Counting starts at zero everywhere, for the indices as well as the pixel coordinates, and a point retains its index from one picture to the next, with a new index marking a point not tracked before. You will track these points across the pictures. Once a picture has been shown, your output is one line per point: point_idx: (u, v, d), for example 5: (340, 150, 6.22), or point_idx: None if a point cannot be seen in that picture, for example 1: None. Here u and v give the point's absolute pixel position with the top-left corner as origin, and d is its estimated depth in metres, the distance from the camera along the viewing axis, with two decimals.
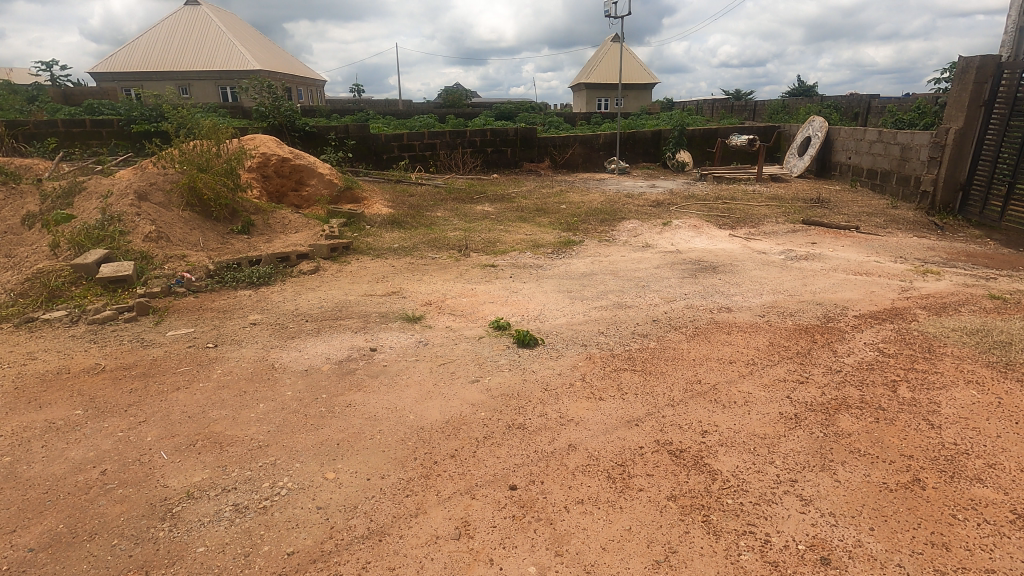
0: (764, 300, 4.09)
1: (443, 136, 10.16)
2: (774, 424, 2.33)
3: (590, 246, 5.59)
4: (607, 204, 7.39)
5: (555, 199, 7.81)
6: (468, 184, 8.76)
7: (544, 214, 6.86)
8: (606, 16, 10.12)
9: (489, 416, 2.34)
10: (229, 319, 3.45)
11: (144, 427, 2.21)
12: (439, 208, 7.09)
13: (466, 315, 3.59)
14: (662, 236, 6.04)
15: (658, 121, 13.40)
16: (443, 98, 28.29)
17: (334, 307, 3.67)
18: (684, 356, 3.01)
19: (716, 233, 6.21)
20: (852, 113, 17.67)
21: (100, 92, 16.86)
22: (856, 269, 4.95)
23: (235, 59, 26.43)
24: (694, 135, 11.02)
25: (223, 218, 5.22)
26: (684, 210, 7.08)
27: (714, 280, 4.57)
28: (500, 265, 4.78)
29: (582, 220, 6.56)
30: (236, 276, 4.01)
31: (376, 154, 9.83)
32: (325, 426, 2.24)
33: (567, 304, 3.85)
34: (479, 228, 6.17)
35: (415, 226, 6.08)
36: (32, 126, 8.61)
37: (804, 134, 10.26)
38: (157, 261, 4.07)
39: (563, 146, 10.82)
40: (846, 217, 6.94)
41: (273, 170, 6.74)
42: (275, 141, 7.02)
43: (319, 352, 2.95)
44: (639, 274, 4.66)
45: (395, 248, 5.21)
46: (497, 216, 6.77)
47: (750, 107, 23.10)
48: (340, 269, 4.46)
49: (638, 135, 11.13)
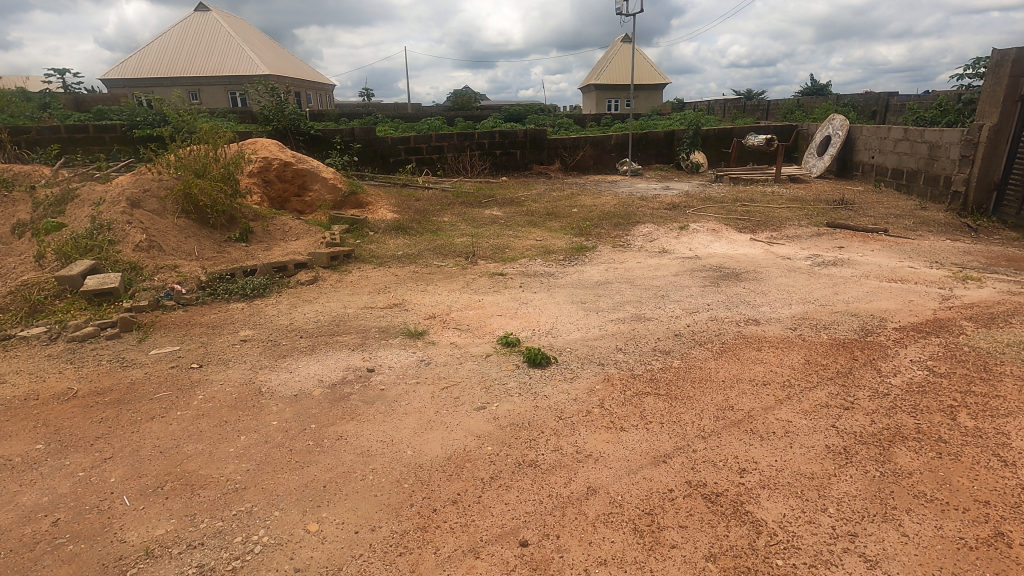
0: (794, 311, 3.79)
1: (451, 139, 9.93)
2: (821, 461, 2.05)
3: (604, 252, 5.31)
4: (620, 207, 7.11)
5: (566, 202, 7.54)
6: (476, 187, 8.52)
7: (555, 218, 6.60)
8: (617, 14, 9.84)
9: (497, 451, 2.07)
10: (218, 335, 3.21)
11: (108, 465, 1.97)
12: (446, 213, 6.85)
13: (473, 330, 3.33)
14: (680, 241, 5.75)
15: (671, 121, 13.08)
16: (452, 101, 28.15)
17: (331, 322, 3.42)
18: (712, 378, 2.72)
19: (737, 237, 5.91)
20: (870, 111, 17.27)
21: (110, 99, 16.88)
22: (890, 276, 4.63)
23: (244, 64, 26.51)
24: (709, 135, 10.70)
25: (220, 226, 5.01)
26: (701, 213, 6.79)
27: (738, 288, 4.28)
28: (509, 273, 4.52)
29: (595, 224, 6.29)
30: (228, 288, 3.77)
31: (382, 157, 9.63)
32: (311, 464, 1.99)
33: (582, 317, 3.57)
34: (487, 234, 5.92)
35: (421, 232, 5.84)
36: (35, 132, 8.51)
37: (824, 133, 9.90)
38: (147, 272, 3.86)
39: (574, 148, 10.54)
40: (874, 219, 6.59)
41: (275, 175, 6.53)
42: (277, 145, 6.81)
43: (312, 374, 2.70)
44: (657, 282, 4.38)
45: (399, 255, 4.96)
46: (507, 221, 6.52)
47: (763, 107, 22.72)
48: (340, 279, 4.22)
49: (651, 136, 10.83)
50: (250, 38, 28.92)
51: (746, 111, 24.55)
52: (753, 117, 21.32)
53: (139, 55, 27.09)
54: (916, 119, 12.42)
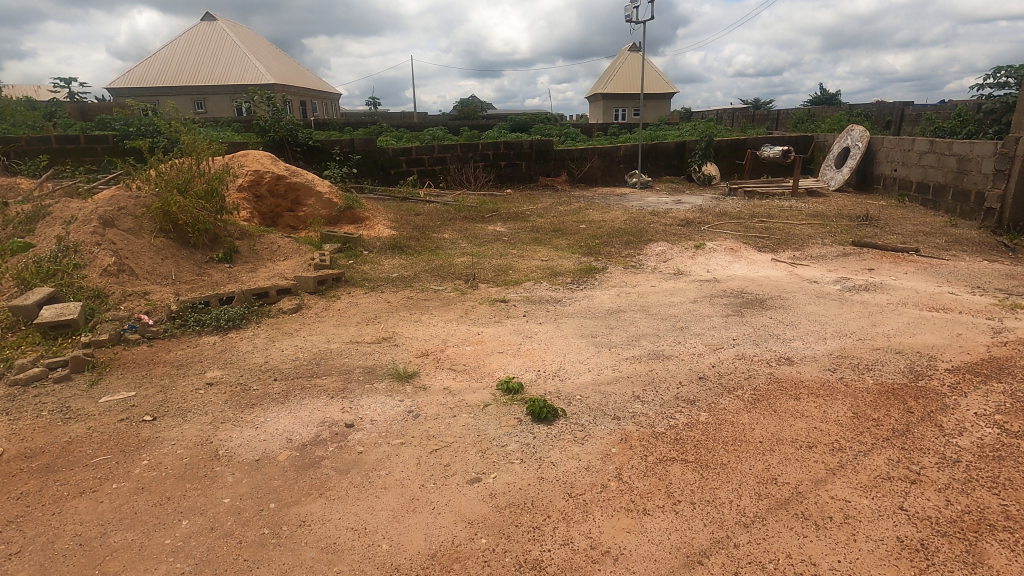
0: (831, 347, 3.39)
1: (454, 150, 9.59)
2: (897, 564, 1.65)
3: (614, 275, 4.93)
4: (631, 223, 6.74)
5: (573, 217, 7.17)
6: (480, 201, 8.18)
7: (562, 235, 6.23)
8: (626, 21, 9.51)
9: (492, 547, 1.68)
10: (182, 377, 2.84)
11: (13, 566, 1.60)
12: (446, 229, 6.49)
13: (470, 371, 2.95)
14: (696, 261, 5.37)
15: (681, 131, 12.70)
16: (458, 110, 27.95)
17: (312, 361, 3.05)
18: (748, 438, 2.32)
19: (757, 257, 5.52)
20: (885, 120, 16.86)
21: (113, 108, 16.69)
22: (929, 303, 4.22)
23: (250, 73, 26.44)
24: (721, 146, 10.32)
25: (202, 246, 4.67)
26: (717, 229, 6.40)
27: (764, 317, 3.88)
28: (512, 300, 4.14)
29: (604, 242, 5.92)
30: (200, 318, 3.41)
31: (382, 169, 9.31)
32: (263, 565, 1.61)
33: (593, 355, 3.18)
34: (490, 253, 5.55)
35: (419, 251, 5.48)
36: (24, 143, 8.23)
37: (842, 144, 9.50)
38: (113, 300, 3.51)
39: (581, 159, 10.19)
40: (902, 237, 6.18)
41: (267, 190, 6.20)
42: (269, 157, 6.48)
43: (281, 431, 2.32)
44: (674, 311, 3.99)
45: (393, 278, 4.60)
46: (511, 238, 6.14)
47: (773, 117, 22.35)
48: (327, 307, 3.86)
49: (661, 147, 10.46)
50: (256, 47, 28.88)
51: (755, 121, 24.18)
52: (763, 127, 20.95)
53: (145, 64, 27.05)
54: (934, 131, 12.00)
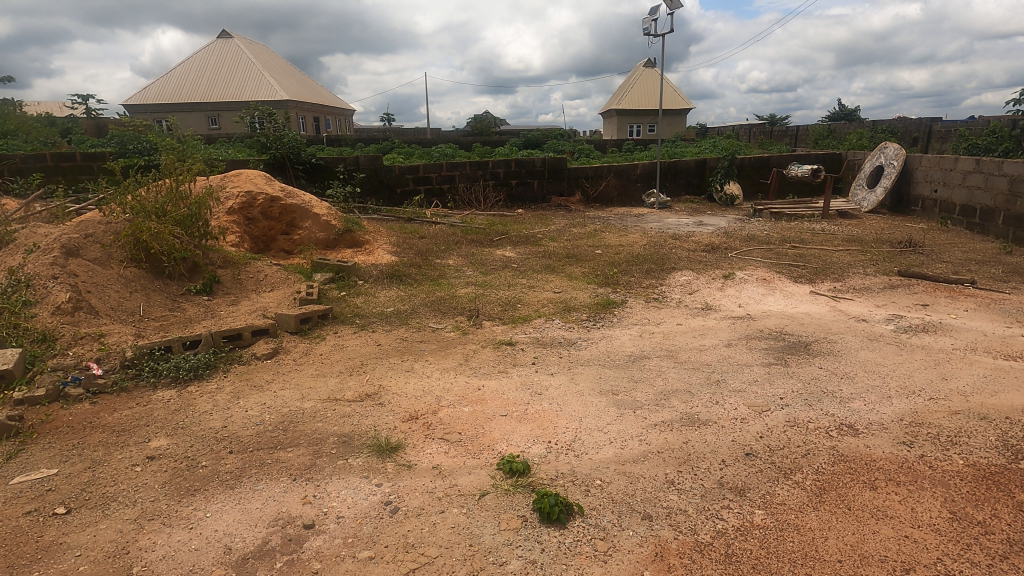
0: (900, 410, 2.83)
1: (463, 168, 9.18)
2: None
3: (635, 311, 4.42)
4: (651, 248, 6.23)
5: (588, 240, 6.69)
6: (489, 223, 7.73)
7: (576, 262, 5.73)
8: (644, 34, 9.10)
9: None
10: (120, 447, 2.36)
11: None
12: (451, 255, 6.03)
13: (466, 441, 2.44)
14: (725, 293, 4.86)
15: (700, 148, 12.21)
16: (472, 126, 27.77)
17: (279, 425, 2.56)
18: (822, 556, 1.78)
19: (793, 290, 4.97)
20: (910, 138, 16.27)
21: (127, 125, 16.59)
22: (1002, 349, 3.66)
23: (264, 89, 26.52)
24: (744, 164, 9.79)
25: (179, 276, 4.24)
26: (746, 256, 5.87)
27: (813, 367, 3.34)
28: (520, 342, 3.64)
29: (622, 270, 5.41)
30: (157, 368, 2.94)
31: (388, 188, 8.91)
32: None
33: (614, 418, 2.67)
34: (497, 282, 5.07)
35: (420, 280, 5.02)
36: (18, 160, 7.94)
37: (874, 162, 8.94)
38: (61, 344, 3.06)
39: (596, 177, 9.72)
40: (952, 266, 5.60)
41: (260, 212, 5.80)
42: (265, 177, 6.09)
43: (219, 536, 1.84)
44: (707, 358, 3.46)
45: (387, 314, 4.14)
46: (520, 265, 5.67)
47: (792, 134, 21.83)
48: (308, 350, 3.39)
49: (680, 165, 9.97)
50: (271, 64, 29.05)
51: (774, 138, 23.64)
52: (782, 144, 20.42)
53: (161, 81, 27.24)
54: (969, 148, 11.40)
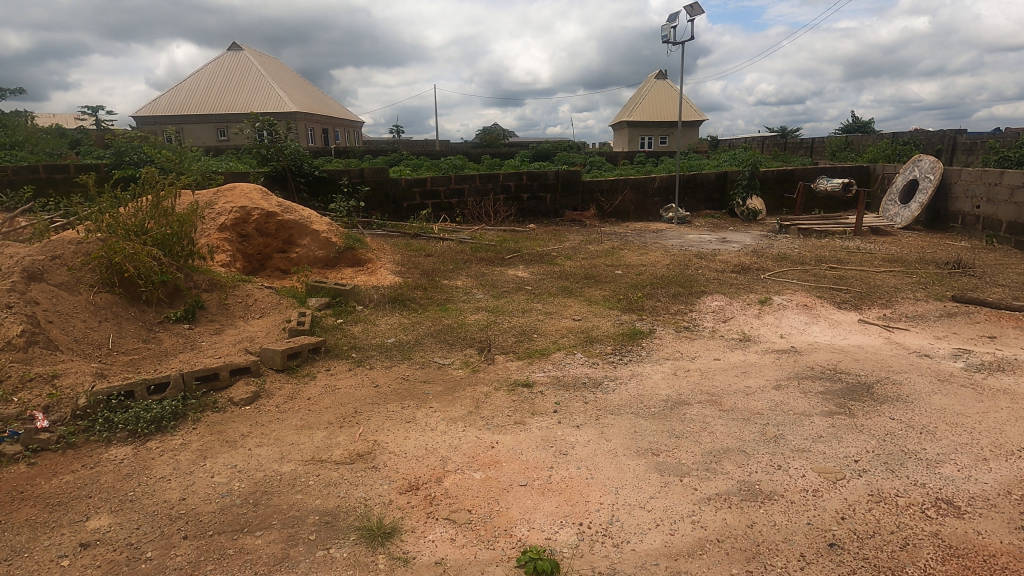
0: (1004, 479, 2.33)
1: (472, 181, 8.77)
2: None
3: (665, 343, 3.95)
4: (676, 268, 5.76)
5: (607, 259, 6.24)
6: (500, 239, 7.31)
7: (596, 284, 5.26)
8: (663, 42, 8.68)
9: None
10: (49, 530, 1.90)
11: None
12: (459, 275, 5.58)
13: (477, 524, 1.96)
14: (763, 323, 4.37)
15: (719, 161, 11.77)
16: (481, 137, 27.51)
17: (249, 497, 2.09)
18: None
19: (839, 318, 4.47)
20: (934, 151, 15.75)
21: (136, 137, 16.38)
22: None
23: (274, 101, 26.45)
24: (767, 177, 9.31)
25: (157, 302, 3.81)
26: (781, 278, 5.38)
27: (884, 419, 2.84)
28: (538, 383, 3.17)
29: (646, 294, 4.95)
30: (113, 419, 2.48)
31: (394, 202, 8.52)
32: None
33: (658, 490, 2.18)
34: (510, 307, 4.61)
35: (425, 304, 4.57)
36: (9, 172, 7.61)
37: (908, 176, 8.43)
38: (5, 388, 2.61)
39: (611, 191, 9.28)
40: (1010, 291, 5.08)
41: (254, 229, 5.39)
42: (260, 191, 5.68)
43: None
44: (756, 405, 2.97)
45: (388, 346, 3.69)
46: (535, 287, 5.21)
47: (808, 147, 21.37)
48: (295, 393, 2.94)
49: (700, 178, 9.52)
50: (281, 76, 29.02)
51: (789, 150, 23.15)
52: (799, 157, 19.93)
53: (171, 93, 27.24)
54: (1003, 161, 10.87)
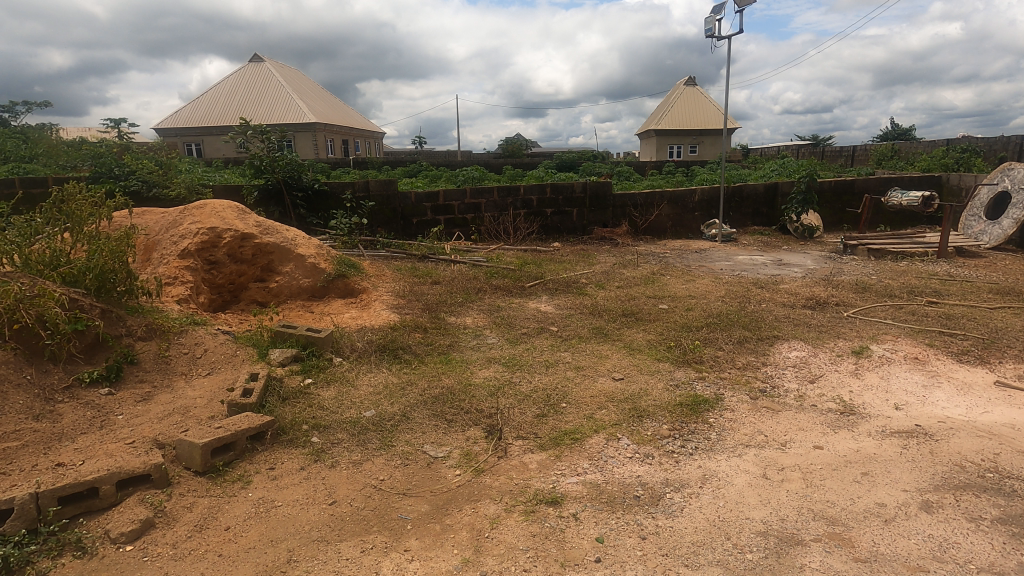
0: None
1: (490, 194, 7.84)
2: None
3: (739, 419, 2.91)
4: (735, 302, 4.72)
5: (648, 289, 5.22)
6: (519, 262, 6.34)
7: (637, 325, 4.25)
8: (706, 37, 7.66)
9: None
10: None
11: None
12: (469, 310, 4.62)
13: None
14: (866, 386, 3.30)
15: (764, 171, 10.63)
16: (504, 148, 26.70)
17: None
18: None
19: (967, 378, 3.36)
20: (997, 157, 14.30)
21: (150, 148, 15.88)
22: None
23: (293, 113, 26.03)
24: (825, 189, 8.18)
25: (69, 358, 2.90)
26: (871, 317, 4.29)
27: None
28: (570, 498, 2.16)
29: (703, 339, 3.92)
30: None
31: (402, 218, 7.64)
32: None
33: None
34: (531, 357, 3.62)
35: (422, 354, 3.61)
36: None
37: (996, 187, 7.19)
38: None
39: (646, 206, 8.25)
40: None
41: (226, 254, 4.52)
42: (237, 208, 4.81)
43: None
44: (911, 551, 1.91)
45: (363, 424, 2.72)
46: (562, 326, 4.23)
47: (850, 154, 20.02)
48: (210, 519, 1.98)
49: (747, 191, 8.44)
50: (302, 88, 28.66)
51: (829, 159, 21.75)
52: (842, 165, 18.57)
53: (192, 104, 27.05)
54: None
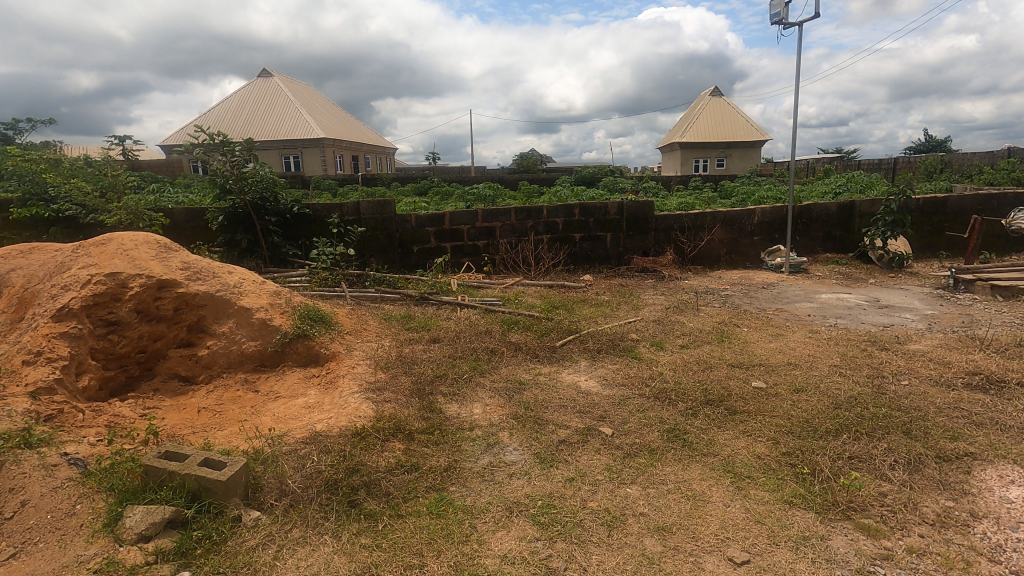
0: None
1: (506, 217, 6.47)
2: None
3: None
4: (864, 381, 3.24)
5: (726, 353, 3.77)
6: (545, 305, 4.94)
7: (733, 424, 2.80)
8: (773, 23, 6.25)
9: None
10: None
11: None
12: (479, 390, 3.20)
13: None
14: None
15: (825, 186, 9.12)
16: (519, 163, 25.45)
17: None
18: None
19: None
20: None
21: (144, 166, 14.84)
22: None
23: (301, 127, 25.02)
24: (916, 209, 6.69)
25: None
26: None
27: None
28: None
29: (852, 458, 2.45)
30: None
31: (399, 246, 6.27)
32: None
33: None
34: (579, 501, 2.18)
35: (398, 492, 2.19)
36: None
37: None
38: None
39: (696, 229, 6.80)
40: None
41: (132, 311, 3.15)
42: (158, 245, 3.46)
43: None
44: None
45: None
46: (619, 427, 2.78)
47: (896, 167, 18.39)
48: None
49: (817, 211, 6.97)
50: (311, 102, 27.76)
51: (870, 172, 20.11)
52: None
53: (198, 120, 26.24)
54: None
